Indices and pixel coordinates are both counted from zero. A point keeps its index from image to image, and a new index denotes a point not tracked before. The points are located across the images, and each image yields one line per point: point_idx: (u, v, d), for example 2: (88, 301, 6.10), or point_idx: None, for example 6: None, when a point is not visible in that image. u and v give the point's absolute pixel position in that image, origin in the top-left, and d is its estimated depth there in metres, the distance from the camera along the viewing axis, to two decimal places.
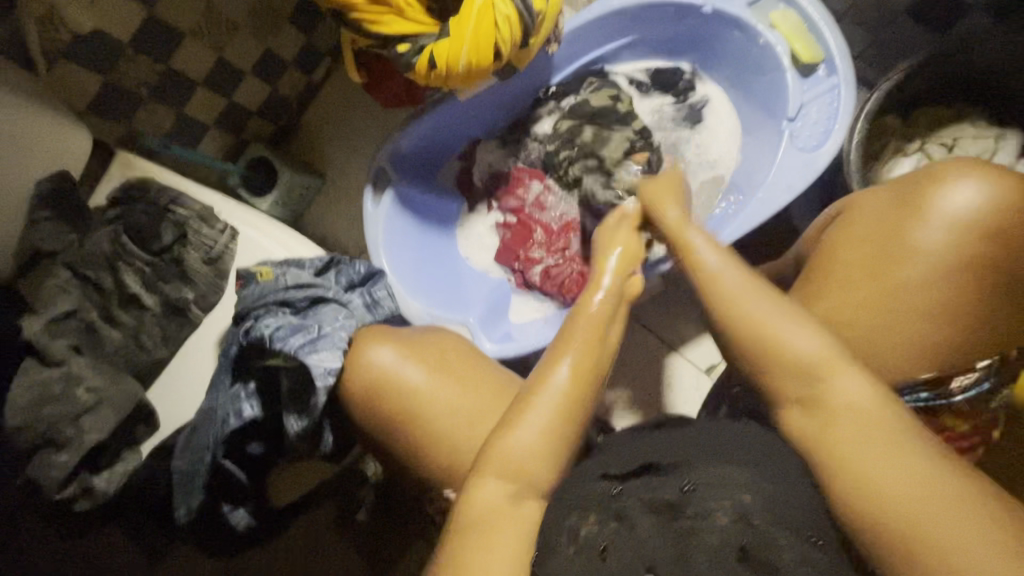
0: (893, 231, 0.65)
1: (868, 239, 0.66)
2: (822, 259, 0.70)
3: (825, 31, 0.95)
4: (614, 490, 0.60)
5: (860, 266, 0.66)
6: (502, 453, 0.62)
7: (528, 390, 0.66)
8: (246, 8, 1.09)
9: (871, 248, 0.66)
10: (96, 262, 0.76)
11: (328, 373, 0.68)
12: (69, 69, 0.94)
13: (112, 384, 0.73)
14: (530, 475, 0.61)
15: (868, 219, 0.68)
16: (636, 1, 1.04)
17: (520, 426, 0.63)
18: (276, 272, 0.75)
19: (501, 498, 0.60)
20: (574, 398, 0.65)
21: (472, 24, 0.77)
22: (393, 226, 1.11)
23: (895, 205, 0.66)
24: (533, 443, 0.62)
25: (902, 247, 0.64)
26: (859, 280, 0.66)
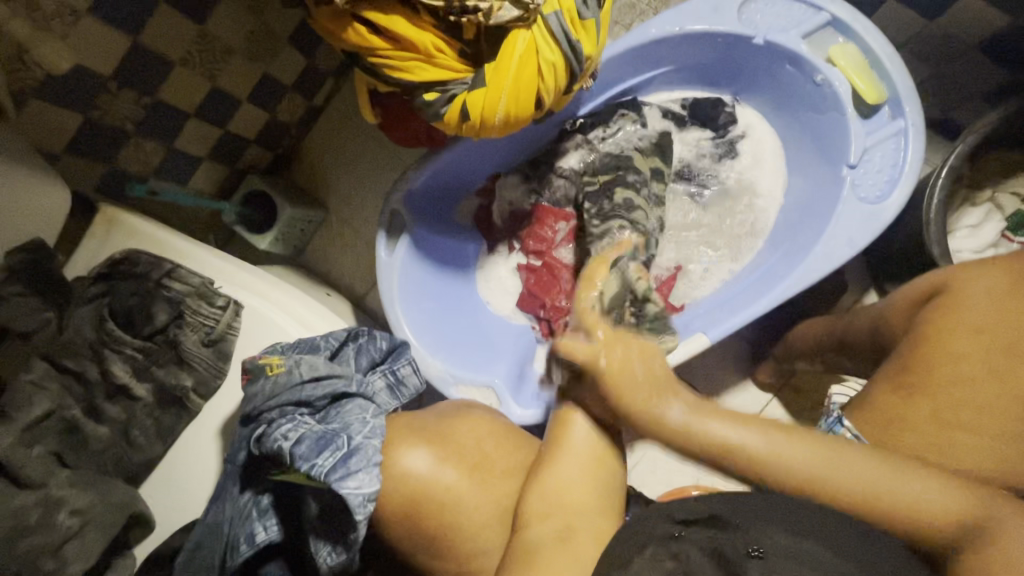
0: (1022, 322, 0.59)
1: (988, 330, 0.60)
2: (929, 344, 0.63)
3: (891, 68, 0.86)
4: (675, 534, 0.51)
5: (981, 360, 0.60)
6: (544, 497, 0.58)
7: (551, 441, 0.62)
8: (244, 34, 0.97)
9: (992, 340, 0.60)
10: (78, 350, 0.66)
11: (368, 501, 0.56)
12: (42, 109, 0.82)
13: (100, 496, 0.63)
14: (574, 518, 0.57)
15: (974, 303, 0.62)
16: (680, 30, 0.93)
17: (553, 473, 0.60)
18: (287, 363, 0.64)
19: (550, 536, 0.56)
20: (602, 441, 0.61)
21: (512, 73, 0.67)
22: (408, 276, 1.01)
23: (1015, 292, 0.60)
24: (569, 483, 0.59)
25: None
26: (976, 375, 0.60)
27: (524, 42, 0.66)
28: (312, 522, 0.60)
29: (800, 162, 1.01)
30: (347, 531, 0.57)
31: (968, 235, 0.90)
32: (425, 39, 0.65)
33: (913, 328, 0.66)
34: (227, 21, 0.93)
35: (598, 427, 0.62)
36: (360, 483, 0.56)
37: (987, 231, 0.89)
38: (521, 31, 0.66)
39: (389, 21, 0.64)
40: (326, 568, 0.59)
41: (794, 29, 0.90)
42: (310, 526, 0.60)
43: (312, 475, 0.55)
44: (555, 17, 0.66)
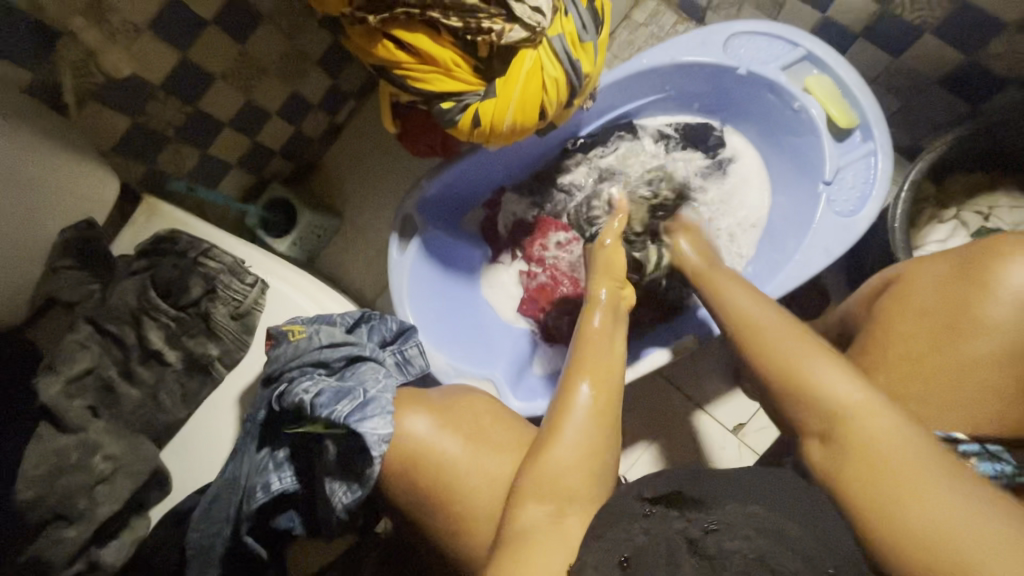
0: (957, 305, 0.67)
1: (931, 310, 0.68)
2: (881, 328, 0.72)
3: (862, 96, 0.95)
4: (649, 510, 0.58)
5: (925, 338, 0.68)
6: (542, 473, 0.63)
7: (554, 417, 0.68)
8: (279, 54, 1.08)
9: (933, 320, 0.68)
10: (120, 315, 0.73)
11: (382, 441, 0.62)
12: (97, 112, 0.92)
13: (131, 447, 0.69)
14: (563, 495, 0.62)
15: (925, 292, 0.70)
16: (671, 60, 1.04)
17: (557, 444, 0.65)
18: (308, 331, 0.71)
19: (544, 518, 0.60)
20: (598, 420, 0.67)
21: (520, 88, 0.76)
22: (417, 274, 1.09)
23: (957, 276, 0.68)
24: (569, 458, 0.63)
25: (969, 321, 0.66)
26: (922, 348, 0.68)
27: (531, 60, 0.75)
28: (330, 467, 0.65)
29: (784, 180, 1.09)
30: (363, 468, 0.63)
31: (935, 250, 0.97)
32: (444, 54, 0.75)
33: (876, 313, 0.74)
34: (267, 42, 1.05)
35: (595, 405, 0.68)
36: (377, 424, 0.62)
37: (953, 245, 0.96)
38: (529, 50, 0.75)
39: (414, 38, 0.74)
40: (342, 508, 0.64)
41: (774, 61, 1.00)
42: (326, 469, 0.65)
43: (331, 419, 0.63)
44: (558, 40, 0.76)
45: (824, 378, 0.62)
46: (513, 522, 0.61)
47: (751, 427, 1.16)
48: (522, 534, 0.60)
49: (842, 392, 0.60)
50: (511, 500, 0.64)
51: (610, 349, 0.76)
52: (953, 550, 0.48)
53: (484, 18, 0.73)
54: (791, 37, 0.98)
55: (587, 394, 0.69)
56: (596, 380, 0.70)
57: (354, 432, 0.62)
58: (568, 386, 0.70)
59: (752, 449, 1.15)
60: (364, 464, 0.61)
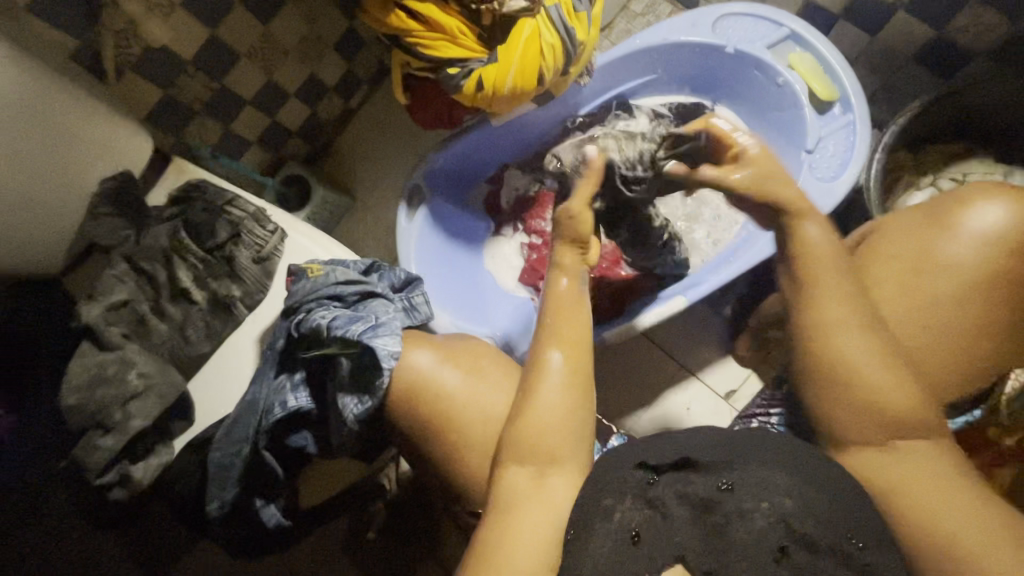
0: (924, 249, 0.71)
1: (901, 256, 0.72)
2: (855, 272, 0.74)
3: (841, 72, 1.02)
4: (650, 480, 0.64)
5: (893, 280, 0.71)
6: (523, 437, 0.65)
7: (530, 379, 0.68)
8: (298, 36, 1.17)
9: (902, 264, 0.72)
10: (153, 254, 0.80)
11: (391, 355, 0.68)
12: (134, 82, 1.01)
13: (162, 371, 0.75)
14: (547, 457, 0.65)
15: (894, 238, 0.74)
16: (662, 40, 1.11)
17: (533, 411, 0.66)
18: (325, 270, 0.78)
19: (529, 481, 0.64)
20: (573, 383, 0.68)
21: (519, 53, 0.83)
22: (423, 240, 1.16)
23: (926, 225, 0.72)
24: (546, 422, 0.65)
25: (935, 262, 0.70)
26: (903, 303, 0.70)
27: (529, 29, 0.82)
28: (343, 383, 0.71)
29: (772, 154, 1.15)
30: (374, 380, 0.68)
31: None
32: (450, 22, 0.82)
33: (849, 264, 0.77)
34: (287, 24, 1.13)
35: (570, 370, 0.68)
36: (387, 340, 0.69)
37: None
38: (528, 19, 0.82)
39: (424, 7, 0.82)
40: (353, 419, 0.69)
41: (759, 40, 1.07)
42: (341, 385, 0.71)
43: (347, 336, 0.69)
44: (555, 10, 0.83)
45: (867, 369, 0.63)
46: (500, 487, 0.65)
47: (741, 392, 1.21)
48: (512, 495, 0.63)
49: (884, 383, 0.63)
50: (496, 460, 0.68)
51: (577, 311, 0.72)
52: (944, 539, 0.60)
53: None
54: (774, 17, 1.05)
55: (560, 359, 0.68)
56: (567, 343, 0.69)
57: (368, 347, 0.69)
58: (540, 351, 0.70)
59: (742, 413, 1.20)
60: (376, 375, 0.68)
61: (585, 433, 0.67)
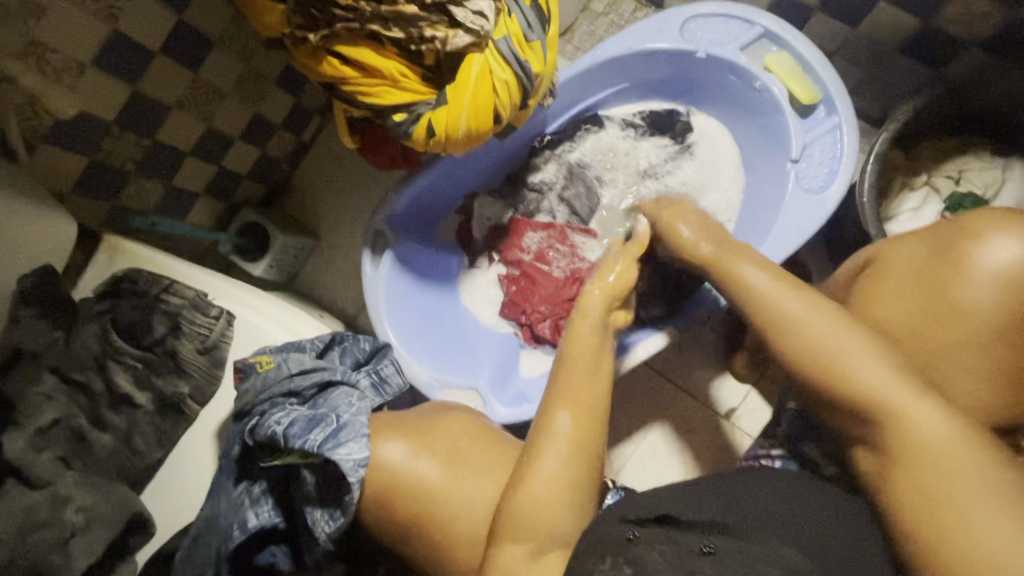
0: (934, 287, 0.66)
1: (909, 292, 0.67)
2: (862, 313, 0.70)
3: (822, 72, 0.94)
4: (631, 535, 0.59)
5: (903, 323, 0.67)
6: (517, 510, 0.61)
7: (534, 443, 0.64)
8: (235, 77, 1.04)
9: (912, 303, 0.67)
10: (83, 362, 0.73)
11: (358, 465, 0.63)
12: (52, 154, 0.90)
13: (105, 496, 0.69)
14: (545, 531, 0.60)
15: (901, 275, 0.68)
16: (627, 49, 1.02)
17: (535, 473, 0.62)
18: (276, 361, 0.72)
19: (523, 559, 0.60)
20: (578, 452, 0.63)
21: (469, 93, 0.75)
22: (393, 288, 1.06)
23: (931, 258, 0.67)
24: (549, 489, 0.61)
25: (950, 304, 0.64)
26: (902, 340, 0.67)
27: (479, 63, 0.74)
28: (311, 496, 0.65)
29: (755, 158, 1.08)
30: (342, 495, 0.63)
31: (910, 219, 0.96)
32: (390, 65, 0.73)
33: (852, 297, 0.73)
34: (219, 67, 1.01)
35: (576, 429, 0.64)
36: (351, 450, 0.63)
37: (926, 213, 0.95)
38: (476, 54, 0.74)
39: (357, 53, 0.72)
40: (325, 537, 0.65)
41: (731, 42, 0.99)
42: (307, 498, 0.65)
43: (305, 449, 0.62)
44: (504, 42, 0.74)
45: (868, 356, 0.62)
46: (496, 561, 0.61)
47: (743, 410, 1.14)
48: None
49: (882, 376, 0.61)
50: (492, 534, 0.62)
51: (589, 368, 0.70)
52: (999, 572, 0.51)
53: (426, 25, 0.72)
54: (746, 17, 0.97)
55: (568, 421, 0.64)
56: (576, 406, 0.66)
57: (328, 460, 0.63)
58: (547, 406, 0.67)
59: (746, 432, 1.13)
60: (344, 491, 0.62)
61: (586, 496, 0.63)
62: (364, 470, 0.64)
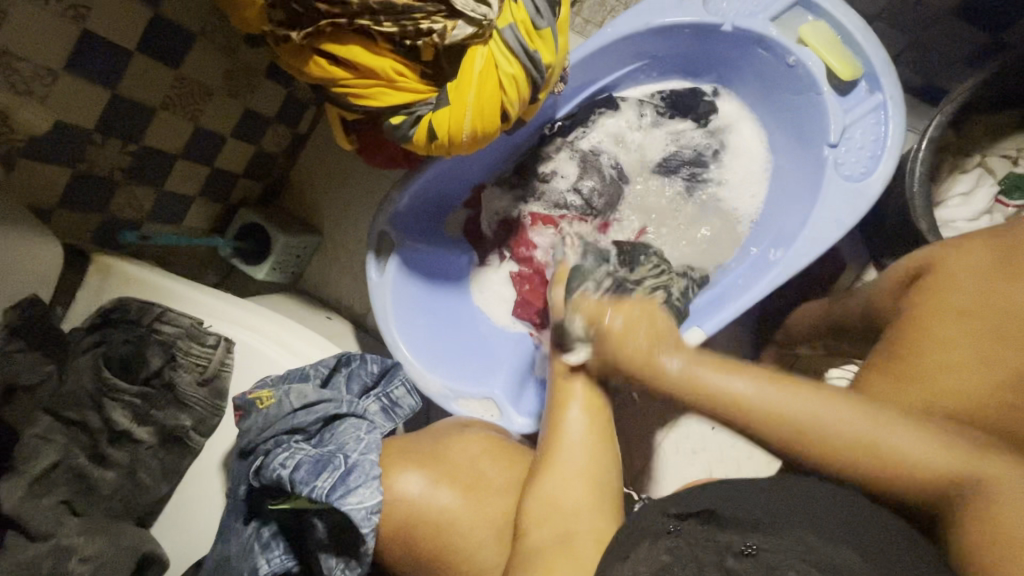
0: (1004, 309, 0.58)
1: (972, 311, 0.60)
2: (905, 329, 0.64)
3: (865, 44, 0.84)
4: (671, 528, 0.53)
5: (972, 346, 0.59)
6: (543, 497, 0.59)
7: (550, 434, 0.64)
8: (221, 72, 0.95)
9: (979, 321, 0.59)
10: (79, 401, 0.69)
11: (372, 514, 0.60)
12: (31, 170, 0.84)
13: (110, 540, 0.66)
14: (569, 520, 0.57)
15: (961, 285, 0.62)
16: (645, 25, 0.92)
17: (550, 475, 0.60)
18: (277, 395, 0.68)
19: (551, 540, 0.56)
20: (593, 440, 0.62)
21: (474, 90, 0.67)
22: (401, 296, 1.00)
23: (1000, 273, 0.60)
24: (566, 479, 0.60)
25: (1015, 322, 0.57)
26: (968, 363, 0.58)
27: (483, 59, 0.66)
28: (323, 542, 0.63)
29: (785, 140, 0.99)
30: (358, 543, 0.61)
31: (960, 204, 0.88)
32: (384, 65, 0.66)
33: (905, 305, 0.66)
34: (202, 62, 0.92)
35: (592, 423, 0.63)
36: (362, 497, 0.60)
37: (978, 197, 0.87)
38: (479, 47, 0.66)
39: (347, 51, 0.65)
40: None
41: (762, 13, 0.89)
42: (320, 544, 0.63)
43: (313, 497, 0.60)
44: (511, 32, 0.66)
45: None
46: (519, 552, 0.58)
47: None
48: (529, 560, 0.56)
49: (914, 445, 0.51)
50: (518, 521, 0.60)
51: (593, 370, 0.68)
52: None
53: (422, 17, 0.64)
54: None
55: (580, 411, 0.64)
56: (586, 402, 0.65)
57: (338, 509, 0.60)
58: (560, 406, 0.65)
59: None
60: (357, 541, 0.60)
61: (609, 489, 0.60)
62: (377, 516, 0.61)
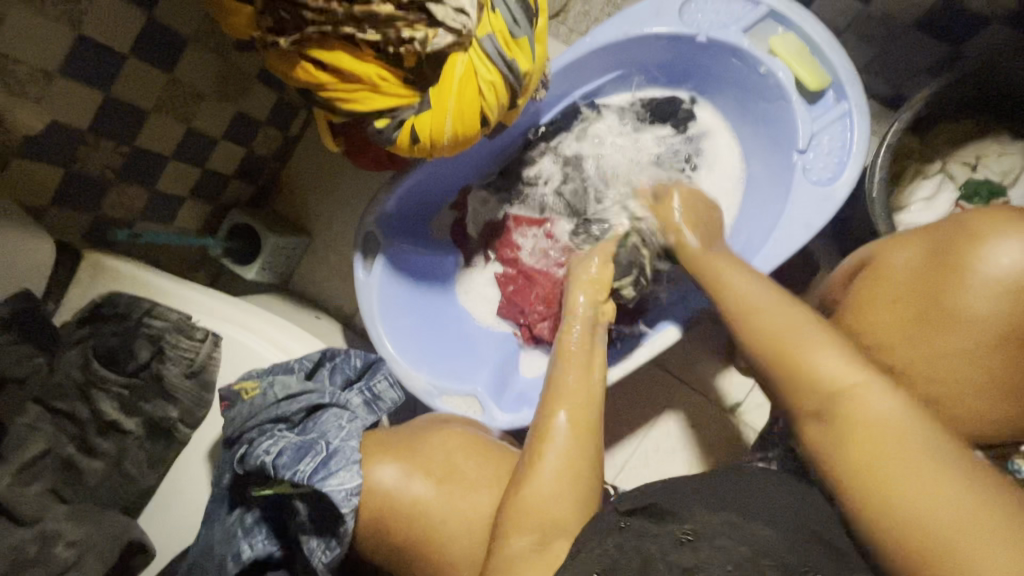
0: (933, 296, 0.62)
1: (902, 300, 0.65)
2: (852, 317, 0.69)
3: (831, 55, 0.88)
4: (621, 524, 0.58)
5: (902, 329, 0.64)
6: (524, 503, 0.60)
7: (534, 445, 0.64)
8: (213, 75, 0.98)
9: (909, 308, 0.64)
10: (68, 393, 0.73)
11: (351, 495, 0.62)
12: (26, 169, 0.86)
13: (98, 528, 0.69)
14: (552, 522, 0.59)
15: (896, 279, 0.66)
16: (624, 35, 0.96)
17: (530, 486, 0.61)
18: (261, 387, 0.71)
19: (529, 551, 0.58)
20: (580, 447, 0.63)
21: (454, 95, 0.70)
22: (387, 295, 1.02)
23: (929, 260, 0.63)
24: (548, 494, 0.60)
25: (945, 313, 0.61)
26: (900, 344, 0.64)
27: (463, 65, 0.69)
28: (305, 527, 0.66)
29: (759, 146, 1.03)
30: (337, 525, 0.63)
31: (922, 209, 0.92)
32: (368, 69, 0.69)
33: (849, 296, 0.71)
34: (195, 65, 0.94)
35: (573, 437, 0.63)
36: (343, 479, 0.63)
37: (939, 202, 0.91)
38: (460, 54, 0.69)
39: (333, 57, 0.68)
40: (322, 567, 0.64)
41: (734, 24, 0.93)
42: (302, 529, 0.66)
43: (295, 480, 0.62)
44: (489, 41, 0.69)
45: (936, 467, 0.48)
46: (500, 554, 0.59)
47: (749, 404, 1.10)
48: (506, 568, 0.57)
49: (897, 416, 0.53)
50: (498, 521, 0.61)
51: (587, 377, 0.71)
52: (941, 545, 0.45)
53: (404, 25, 0.67)
54: None
55: (565, 424, 0.64)
56: (575, 407, 0.66)
57: (319, 491, 0.62)
58: (541, 431, 0.64)
59: (752, 427, 1.09)
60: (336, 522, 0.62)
61: (591, 494, 0.61)
62: (357, 498, 0.64)
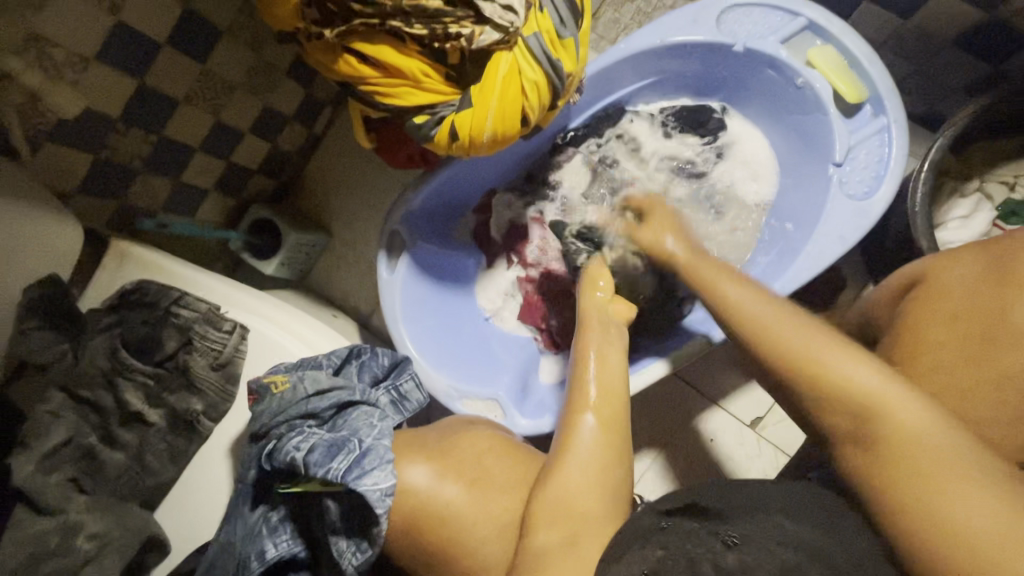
0: (992, 310, 0.60)
1: (963, 316, 0.62)
2: (904, 331, 0.66)
3: (870, 68, 0.88)
4: (661, 525, 0.56)
5: (960, 350, 0.60)
6: (555, 497, 0.58)
7: (563, 433, 0.64)
8: (245, 68, 0.98)
9: (967, 326, 0.61)
10: (92, 381, 0.72)
11: (385, 495, 0.61)
12: (56, 154, 0.85)
13: (117, 521, 0.69)
14: (584, 518, 0.57)
15: (953, 296, 0.63)
16: (662, 42, 0.95)
17: (559, 478, 0.60)
18: (291, 380, 0.70)
19: (557, 545, 0.56)
20: (605, 449, 0.61)
21: (497, 91, 0.69)
22: (409, 294, 1.00)
23: (991, 280, 0.62)
24: (581, 484, 0.59)
25: (1006, 328, 0.58)
26: (954, 364, 0.60)
27: (507, 63, 0.68)
28: (335, 526, 0.65)
29: (790, 158, 1.03)
30: (370, 526, 0.62)
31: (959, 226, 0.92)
32: (410, 64, 0.68)
33: (898, 317, 0.68)
34: (228, 58, 0.94)
35: (604, 430, 0.62)
36: (376, 478, 0.61)
37: (976, 219, 0.91)
38: (504, 53, 0.68)
39: (375, 51, 0.67)
40: (353, 569, 0.64)
41: (772, 35, 0.92)
42: (332, 529, 0.65)
43: (328, 478, 0.61)
44: (535, 39, 0.69)
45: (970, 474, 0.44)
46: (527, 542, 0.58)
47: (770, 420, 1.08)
48: (535, 566, 0.56)
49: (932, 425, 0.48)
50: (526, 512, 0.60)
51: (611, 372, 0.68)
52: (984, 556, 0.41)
53: (451, 21, 0.65)
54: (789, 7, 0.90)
55: (594, 418, 0.63)
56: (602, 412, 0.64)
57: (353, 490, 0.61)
58: (573, 411, 0.65)
59: (772, 443, 1.07)
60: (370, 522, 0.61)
61: (620, 491, 0.60)
62: (391, 499, 0.62)
